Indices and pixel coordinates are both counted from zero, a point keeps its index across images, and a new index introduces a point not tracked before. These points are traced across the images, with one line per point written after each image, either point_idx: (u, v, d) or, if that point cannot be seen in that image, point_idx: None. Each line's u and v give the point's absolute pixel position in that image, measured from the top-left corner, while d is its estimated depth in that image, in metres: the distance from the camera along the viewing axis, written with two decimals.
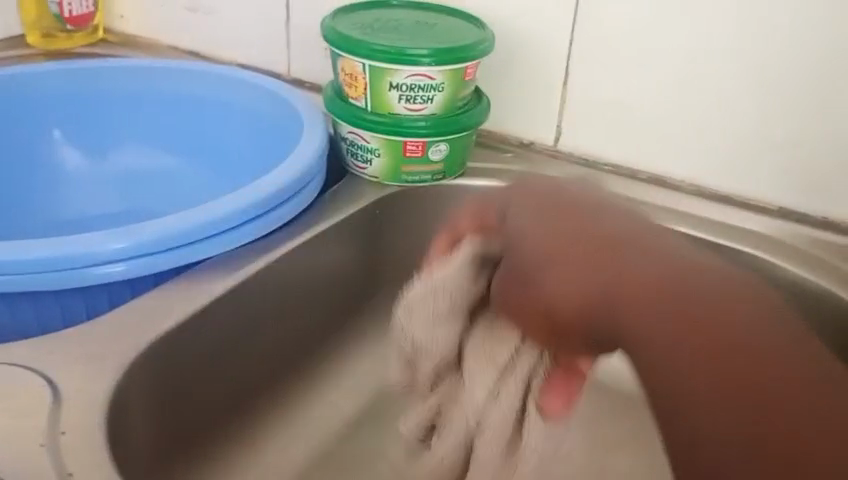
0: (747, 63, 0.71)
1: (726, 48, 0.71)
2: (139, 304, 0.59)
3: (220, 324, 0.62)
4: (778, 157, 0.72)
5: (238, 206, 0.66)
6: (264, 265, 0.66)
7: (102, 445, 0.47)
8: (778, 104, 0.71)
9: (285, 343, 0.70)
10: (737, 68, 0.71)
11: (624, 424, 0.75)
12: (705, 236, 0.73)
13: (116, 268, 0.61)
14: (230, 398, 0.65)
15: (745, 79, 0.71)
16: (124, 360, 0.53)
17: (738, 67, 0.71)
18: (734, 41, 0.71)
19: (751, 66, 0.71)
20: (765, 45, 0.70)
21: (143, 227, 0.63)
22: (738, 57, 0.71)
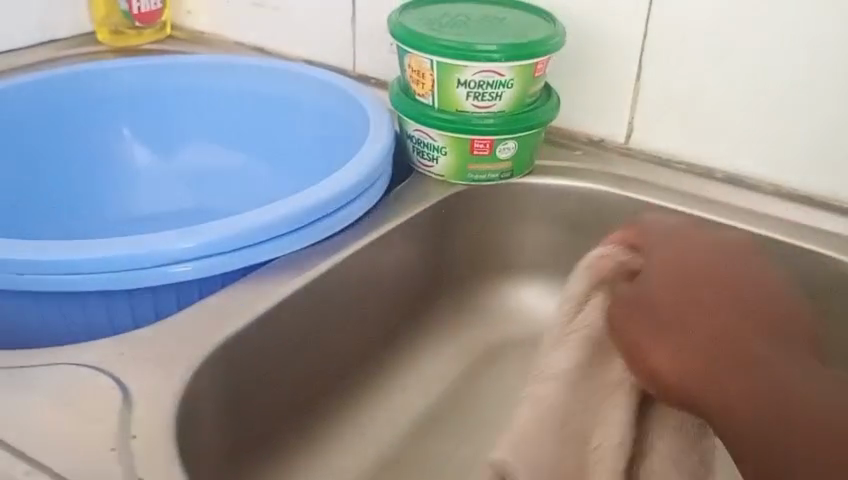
0: (821, 50, 0.68)
1: (802, 34, 0.69)
2: (208, 305, 0.59)
3: (289, 325, 0.62)
4: None
5: (303, 206, 0.66)
6: (330, 265, 0.65)
7: (172, 448, 0.47)
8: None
9: (353, 342, 0.70)
10: (808, 57, 0.69)
11: None
12: (769, 233, 0.71)
13: (184, 268, 0.61)
14: (300, 398, 0.65)
15: (817, 70, 0.69)
16: (195, 362, 0.53)
17: (809, 56, 0.69)
18: (809, 25, 0.68)
19: (824, 53, 0.68)
20: (838, 31, 0.67)
21: (212, 227, 0.63)
22: (809, 46, 0.69)
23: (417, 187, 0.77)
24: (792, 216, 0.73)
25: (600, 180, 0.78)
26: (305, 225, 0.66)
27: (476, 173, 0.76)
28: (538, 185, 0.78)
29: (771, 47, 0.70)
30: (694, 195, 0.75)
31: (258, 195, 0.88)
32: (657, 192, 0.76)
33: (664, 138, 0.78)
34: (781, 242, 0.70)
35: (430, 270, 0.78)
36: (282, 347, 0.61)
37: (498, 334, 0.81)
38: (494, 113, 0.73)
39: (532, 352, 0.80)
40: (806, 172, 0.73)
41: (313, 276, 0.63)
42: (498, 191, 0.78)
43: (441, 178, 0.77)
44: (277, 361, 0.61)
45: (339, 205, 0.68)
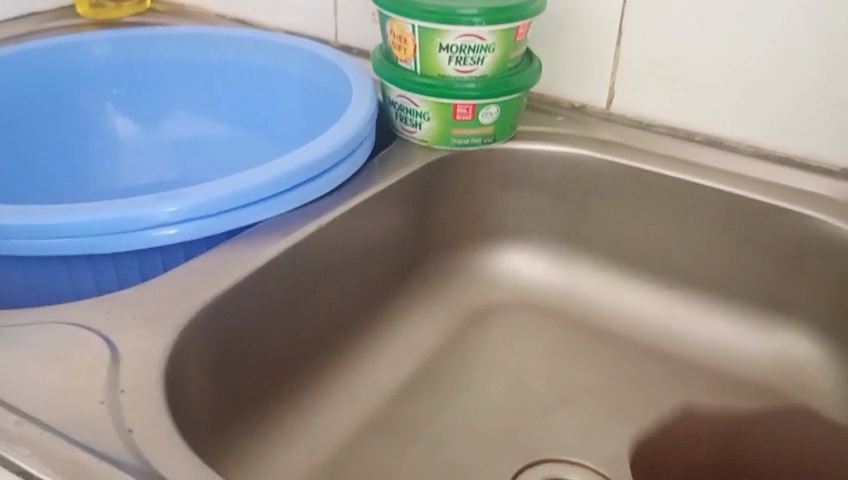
0: (798, 12, 0.69)
1: None
2: (195, 266, 0.59)
3: (276, 287, 0.62)
4: (828, 114, 0.71)
5: (289, 170, 0.66)
6: (315, 228, 0.66)
7: (160, 400, 0.47)
8: (827, 58, 0.69)
9: (339, 304, 0.70)
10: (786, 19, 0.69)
11: (681, 392, 0.73)
12: (747, 192, 0.72)
13: (171, 231, 0.62)
14: (290, 358, 0.66)
15: (795, 32, 0.69)
16: (183, 320, 0.54)
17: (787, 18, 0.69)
18: None
19: (801, 15, 0.69)
20: None
21: (198, 189, 0.63)
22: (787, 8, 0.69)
23: (400, 153, 0.77)
24: (771, 176, 0.74)
25: (581, 144, 0.78)
26: (290, 188, 0.67)
27: (459, 138, 0.76)
28: (520, 150, 0.79)
29: (750, 9, 0.71)
30: (674, 158, 0.76)
31: (242, 165, 0.88)
32: (639, 155, 0.77)
33: (645, 100, 0.79)
34: (760, 202, 0.71)
35: (416, 235, 0.78)
36: (269, 308, 0.62)
37: (483, 299, 0.82)
38: (476, 77, 0.73)
39: (517, 316, 0.81)
40: (783, 132, 0.74)
41: (298, 239, 0.64)
42: (481, 158, 0.79)
43: (425, 144, 0.78)
44: (264, 322, 0.61)
45: (323, 168, 0.68)
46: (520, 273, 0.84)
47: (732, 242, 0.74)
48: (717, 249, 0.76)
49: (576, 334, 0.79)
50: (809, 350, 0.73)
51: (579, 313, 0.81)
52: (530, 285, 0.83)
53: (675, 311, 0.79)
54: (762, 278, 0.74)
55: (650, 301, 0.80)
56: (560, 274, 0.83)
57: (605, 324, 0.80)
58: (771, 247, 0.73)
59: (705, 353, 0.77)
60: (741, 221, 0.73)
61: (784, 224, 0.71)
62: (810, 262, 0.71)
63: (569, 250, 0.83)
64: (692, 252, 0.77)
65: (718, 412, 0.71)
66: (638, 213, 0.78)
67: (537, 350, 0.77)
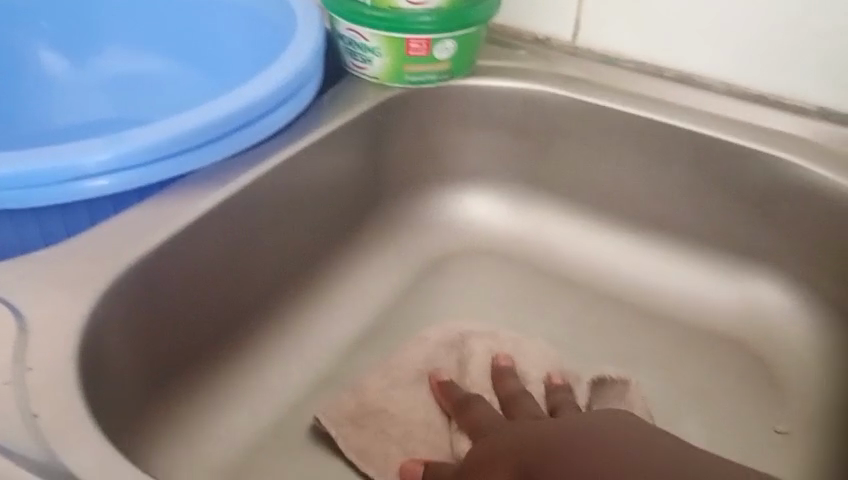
0: None
1: None
2: (121, 223, 0.54)
3: (211, 242, 0.58)
4: (806, 50, 0.66)
5: (231, 111, 0.60)
6: (256, 177, 0.61)
7: (71, 379, 0.43)
8: None
9: (284, 256, 0.66)
10: None
11: (644, 342, 0.70)
12: (719, 134, 0.68)
13: (99, 182, 0.56)
14: (230, 315, 0.62)
15: None
16: (102, 285, 0.49)
17: None
18: None
19: None
20: None
21: (132, 135, 0.57)
22: None
23: (350, 91, 0.72)
24: (743, 116, 0.69)
25: (545, 81, 0.73)
26: (232, 132, 0.61)
27: (413, 75, 0.71)
28: (479, 87, 0.74)
29: None
30: (642, 96, 0.72)
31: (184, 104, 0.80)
32: (605, 93, 0.72)
33: (612, 34, 0.74)
34: (731, 144, 0.67)
35: (368, 179, 0.74)
36: (204, 265, 0.57)
37: (441, 245, 0.78)
38: (431, 10, 0.67)
39: (477, 263, 0.77)
40: (757, 69, 0.69)
41: (235, 189, 0.59)
42: (436, 96, 0.74)
43: (376, 81, 0.72)
44: (198, 280, 0.57)
45: (268, 109, 0.63)
46: (480, 216, 0.80)
47: (700, 186, 0.71)
48: (685, 192, 0.72)
49: (537, 281, 0.76)
50: (778, 297, 0.70)
51: (542, 258, 0.77)
52: (491, 229, 0.79)
53: (641, 257, 0.75)
54: (731, 222, 0.71)
55: (614, 246, 0.76)
56: (522, 218, 0.79)
57: (568, 270, 0.76)
58: (741, 191, 0.69)
59: (669, 300, 0.73)
60: (709, 164, 0.69)
61: (756, 167, 0.67)
62: (780, 207, 0.68)
63: (531, 192, 0.79)
64: (659, 195, 0.73)
65: (681, 362, 0.69)
66: (603, 154, 0.73)
67: (496, 299, 0.74)
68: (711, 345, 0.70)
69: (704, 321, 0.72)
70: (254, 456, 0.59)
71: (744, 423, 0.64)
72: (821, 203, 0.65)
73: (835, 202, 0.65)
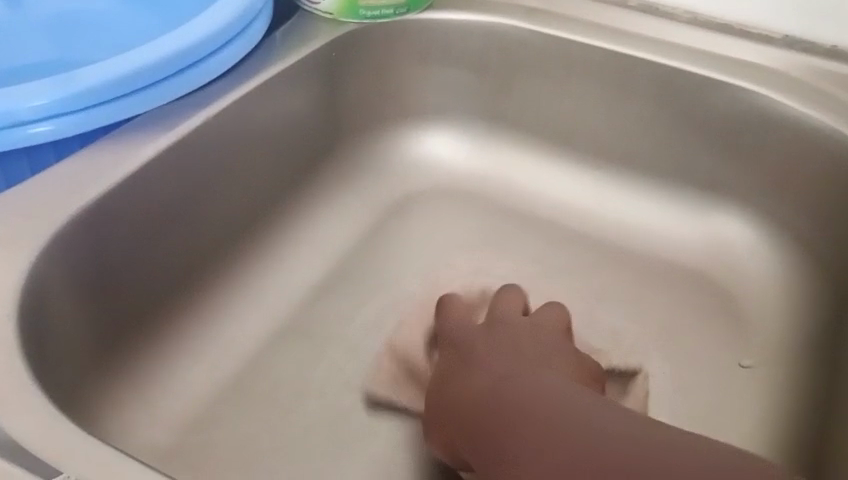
0: None
1: None
2: (63, 173, 0.51)
3: (159, 189, 0.55)
4: None
5: (178, 50, 0.57)
6: (203, 121, 0.58)
7: (11, 341, 0.41)
8: None
9: (239, 201, 0.64)
10: None
11: (610, 280, 0.69)
12: (683, 66, 0.66)
13: (40, 128, 0.53)
14: (183, 264, 0.59)
15: None
16: (42, 238, 0.47)
17: None
18: None
19: None
20: None
21: (72, 78, 0.53)
22: None
23: (303, 28, 0.69)
24: (708, 46, 0.68)
25: (506, 12, 0.71)
26: (178, 72, 0.58)
27: (369, 9, 0.69)
28: (438, 20, 0.71)
29: None
30: (606, 26, 0.69)
31: (87, 37, 0.62)
32: (567, 25, 0.69)
33: None
34: (697, 75, 0.66)
35: (325, 118, 0.71)
36: (151, 213, 0.55)
37: (402, 186, 0.76)
38: None
39: (439, 203, 0.75)
40: None
41: (183, 134, 0.56)
42: (394, 30, 0.71)
43: (330, 16, 0.69)
44: (146, 230, 0.55)
45: (214, 48, 0.60)
46: (442, 156, 0.78)
47: (666, 118, 0.69)
48: (650, 126, 0.70)
49: (502, 219, 0.74)
50: (743, 231, 0.69)
51: (505, 197, 0.76)
52: (454, 168, 0.77)
53: (606, 193, 0.74)
54: (696, 156, 0.70)
55: (579, 182, 0.75)
56: (485, 157, 0.77)
57: (533, 208, 0.75)
58: (708, 124, 0.68)
59: (634, 236, 0.72)
60: (675, 96, 0.67)
61: (722, 98, 0.66)
62: (747, 140, 0.67)
63: (494, 129, 0.77)
64: (623, 129, 0.71)
65: (648, 299, 0.68)
66: (567, 87, 0.71)
67: (460, 239, 0.72)
68: (677, 280, 0.69)
69: (670, 257, 0.71)
70: (213, 408, 0.58)
71: (709, 358, 0.64)
72: (788, 135, 0.64)
73: (800, 132, 0.63)
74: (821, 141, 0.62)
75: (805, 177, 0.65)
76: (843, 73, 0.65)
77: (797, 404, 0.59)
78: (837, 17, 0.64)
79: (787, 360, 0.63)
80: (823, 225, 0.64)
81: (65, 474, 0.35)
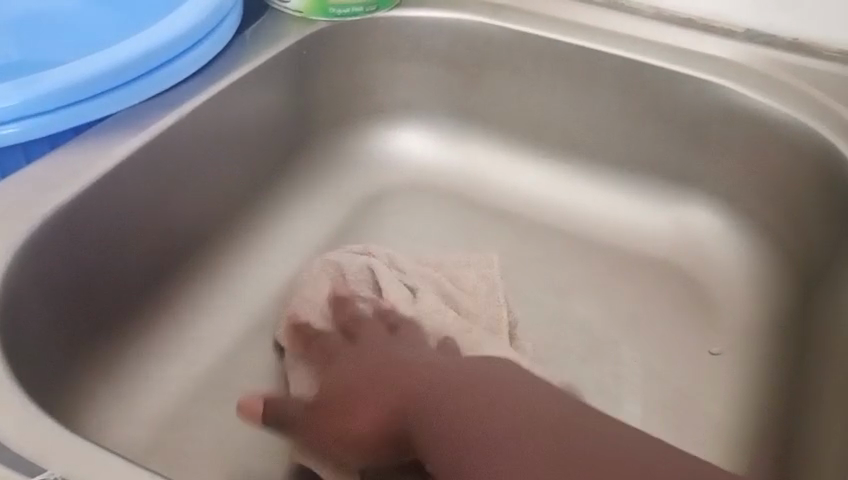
0: None
1: None
2: (33, 175, 0.51)
3: (131, 188, 0.55)
4: None
5: (148, 49, 0.57)
6: (175, 121, 0.58)
7: None
8: None
9: (212, 201, 0.64)
10: None
11: (580, 271, 0.71)
12: (647, 60, 0.67)
13: (12, 128, 0.52)
14: (156, 263, 0.59)
15: None
16: (16, 241, 0.47)
17: None
18: None
19: None
20: None
21: (45, 78, 0.53)
22: None
23: (272, 27, 0.69)
24: (672, 41, 0.69)
25: (473, 9, 0.72)
26: (147, 72, 0.58)
27: (339, 7, 0.69)
28: (407, 17, 0.72)
29: None
30: (571, 22, 0.70)
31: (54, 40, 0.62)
32: (534, 21, 0.70)
33: None
34: (662, 69, 0.67)
35: (295, 116, 0.71)
36: (124, 213, 0.55)
37: (374, 182, 0.77)
38: None
39: (410, 199, 0.76)
40: None
41: (154, 133, 0.56)
42: (363, 28, 0.72)
43: (299, 14, 0.70)
44: (120, 230, 0.55)
45: (183, 48, 0.60)
46: (412, 151, 0.78)
47: (633, 111, 0.70)
48: (616, 120, 0.71)
49: (474, 214, 0.75)
50: (710, 221, 0.71)
51: (476, 192, 0.77)
52: (424, 164, 0.78)
53: (576, 186, 0.75)
54: (661, 149, 0.71)
55: (550, 176, 0.76)
56: (456, 152, 0.78)
57: (504, 203, 0.76)
58: (673, 117, 0.69)
59: (605, 228, 0.73)
60: (642, 90, 0.69)
61: (687, 92, 0.67)
62: (712, 132, 0.68)
63: (465, 125, 0.77)
64: (591, 123, 0.73)
65: (618, 290, 0.69)
66: (534, 82, 0.72)
67: (434, 234, 0.73)
68: (647, 270, 0.70)
69: (639, 248, 0.72)
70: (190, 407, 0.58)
71: (680, 345, 0.65)
72: (752, 125, 0.66)
73: (764, 122, 0.65)
74: (784, 131, 0.64)
75: (770, 166, 0.66)
76: (803, 65, 0.66)
77: (768, 390, 0.61)
78: (796, 10, 0.66)
79: (756, 347, 0.64)
80: (787, 213, 0.66)
81: (50, 471, 0.35)
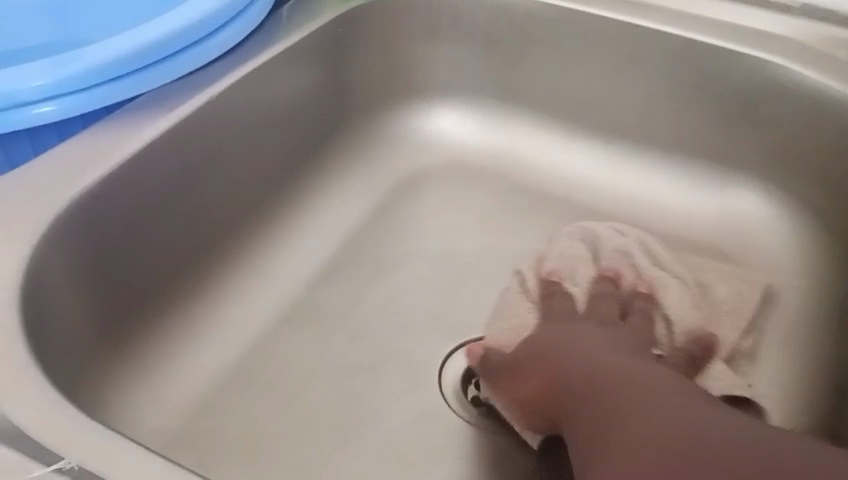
0: None
1: None
2: (62, 156, 0.50)
3: (161, 170, 0.54)
4: None
5: (180, 27, 0.56)
6: (207, 101, 0.57)
7: (14, 327, 0.40)
8: None
9: (243, 185, 0.63)
10: None
11: None
12: (696, 36, 0.65)
13: (43, 109, 0.51)
14: (187, 246, 0.59)
15: None
16: (43, 223, 0.46)
17: None
18: None
19: None
20: None
21: (76, 56, 0.52)
22: None
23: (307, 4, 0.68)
24: (721, 17, 0.66)
25: None
26: (179, 51, 0.57)
27: None
28: None
29: None
30: None
31: None
32: None
33: None
34: (711, 47, 0.64)
35: (330, 97, 0.70)
36: (154, 195, 0.54)
37: (410, 166, 0.75)
38: None
39: (447, 183, 0.74)
40: None
41: (186, 114, 0.55)
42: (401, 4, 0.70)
43: None
44: (148, 214, 0.54)
45: (215, 27, 0.59)
46: (450, 133, 0.76)
47: (679, 92, 0.68)
48: (662, 100, 0.69)
49: (512, 199, 0.73)
50: (757, 207, 0.68)
51: (516, 177, 0.74)
52: (462, 148, 0.76)
53: (617, 171, 0.73)
54: (709, 131, 0.68)
55: (590, 161, 0.73)
56: (493, 135, 0.76)
57: (543, 187, 0.73)
58: (722, 97, 0.66)
59: (649, 214, 0.71)
60: (690, 69, 0.66)
61: (737, 71, 0.64)
62: (763, 113, 0.65)
63: (504, 106, 0.75)
64: (635, 104, 0.70)
65: None
66: (577, 62, 0.70)
67: (470, 219, 0.71)
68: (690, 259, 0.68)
69: (684, 236, 0.69)
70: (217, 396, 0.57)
71: None
72: (807, 107, 0.62)
73: (820, 103, 0.61)
74: (840, 113, 0.60)
75: (825, 151, 0.63)
76: None
77: (814, 382, 0.58)
78: None
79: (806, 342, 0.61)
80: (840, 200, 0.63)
81: (68, 459, 0.35)
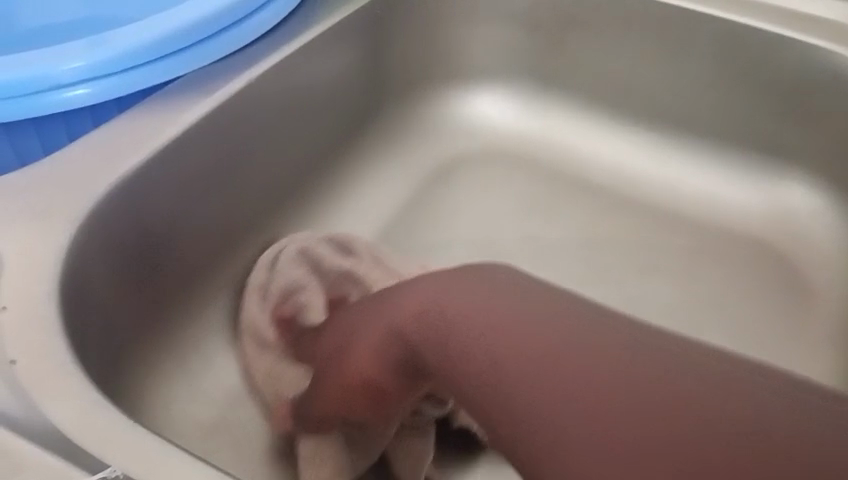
0: None
1: None
2: (96, 142, 0.49)
3: (197, 157, 0.53)
4: None
5: (216, 8, 0.54)
6: (244, 86, 0.55)
7: (52, 320, 0.39)
8: None
9: (278, 169, 0.61)
10: None
11: (664, 251, 0.66)
12: (745, 21, 0.62)
13: (78, 92, 0.50)
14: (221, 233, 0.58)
15: None
16: (79, 214, 0.45)
17: None
18: None
19: None
20: None
21: (113, 37, 0.51)
22: None
23: None
24: None
25: None
26: (216, 32, 0.55)
27: None
28: None
29: None
30: None
31: None
32: None
33: None
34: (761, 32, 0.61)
35: (368, 79, 0.68)
36: (188, 184, 0.53)
37: (447, 152, 0.73)
38: None
39: (484, 170, 0.73)
40: None
41: (223, 99, 0.54)
42: None
43: None
44: (184, 202, 0.53)
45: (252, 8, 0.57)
46: (488, 119, 0.75)
47: (726, 79, 0.65)
48: (711, 88, 0.66)
49: (552, 187, 0.71)
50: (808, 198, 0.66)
51: (554, 165, 0.72)
52: (500, 134, 0.75)
53: (660, 160, 0.71)
54: (763, 121, 0.66)
55: (633, 149, 0.71)
56: (533, 120, 0.74)
57: (584, 176, 0.72)
58: (771, 85, 0.64)
59: (692, 204, 0.69)
60: (739, 56, 0.63)
61: (789, 57, 0.61)
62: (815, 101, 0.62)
63: (545, 91, 0.73)
64: (680, 91, 0.68)
65: (703, 272, 0.64)
66: (620, 45, 0.67)
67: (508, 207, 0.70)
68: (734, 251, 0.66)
69: (728, 227, 0.67)
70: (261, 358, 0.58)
71: None
72: None
73: None
74: None
75: None
76: None
77: None
78: None
79: None
80: None
81: (113, 467, 0.33)
